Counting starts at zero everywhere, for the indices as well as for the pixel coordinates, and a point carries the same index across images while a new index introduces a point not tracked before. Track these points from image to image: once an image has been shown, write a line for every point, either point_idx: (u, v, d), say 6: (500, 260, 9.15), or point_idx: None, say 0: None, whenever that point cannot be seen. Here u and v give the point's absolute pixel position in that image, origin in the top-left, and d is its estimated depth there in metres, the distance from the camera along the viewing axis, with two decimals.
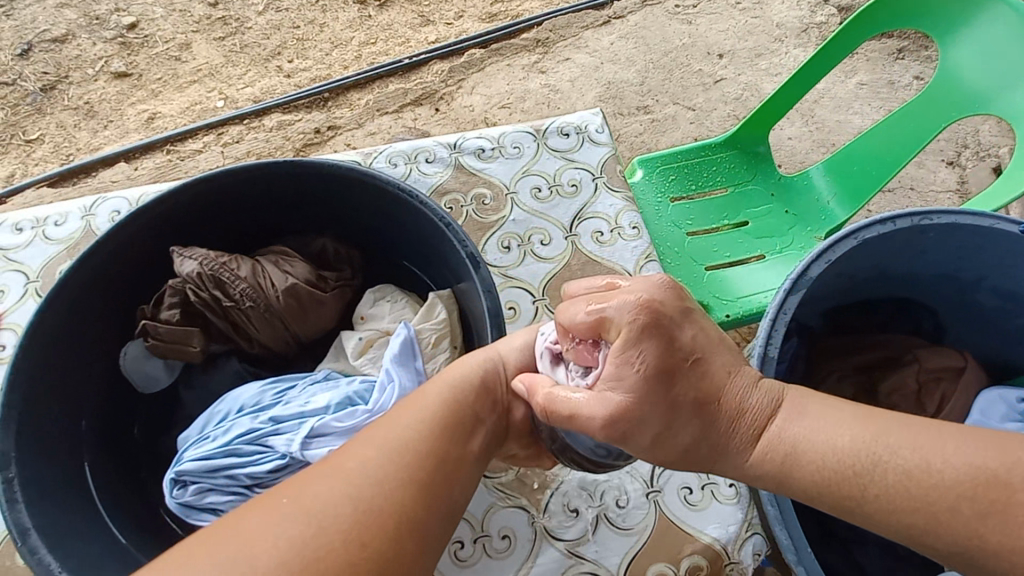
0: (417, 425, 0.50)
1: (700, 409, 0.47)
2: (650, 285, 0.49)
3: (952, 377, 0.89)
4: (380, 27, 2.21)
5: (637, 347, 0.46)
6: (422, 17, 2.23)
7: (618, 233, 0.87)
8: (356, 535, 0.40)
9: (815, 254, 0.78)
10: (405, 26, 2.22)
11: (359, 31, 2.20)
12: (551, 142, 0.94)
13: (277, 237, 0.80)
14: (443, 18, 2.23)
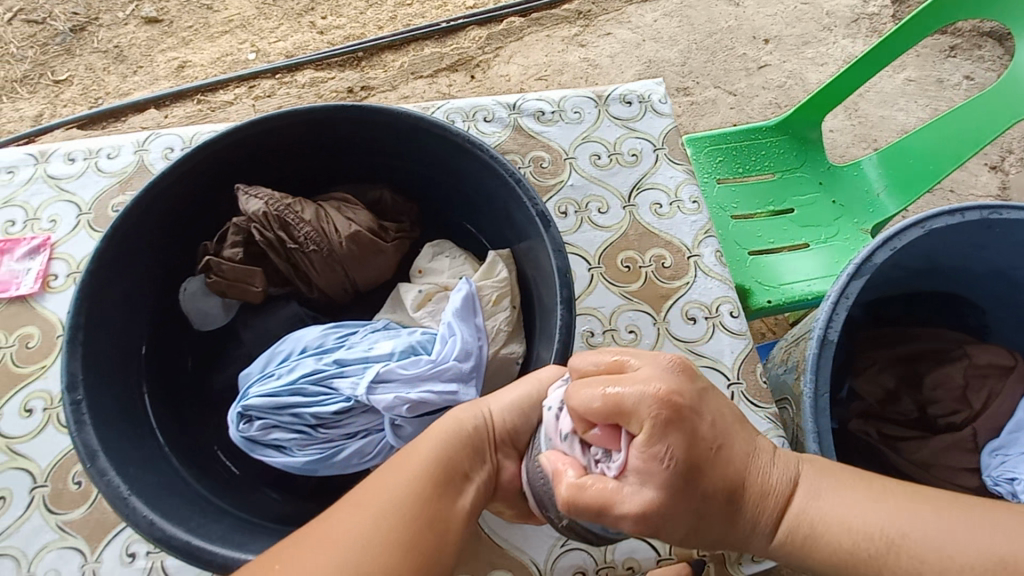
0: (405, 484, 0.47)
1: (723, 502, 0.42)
2: (660, 363, 0.43)
3: (1000, 375, 0.87)
4: None
5: (663, 442, 0.40)
6: None
7: (677, 206, 0.86)
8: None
9: (881, 240, 0.76)
10: None
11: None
12: (612, 109, 0.92)
13: (332, 183, 0.78)
14: None
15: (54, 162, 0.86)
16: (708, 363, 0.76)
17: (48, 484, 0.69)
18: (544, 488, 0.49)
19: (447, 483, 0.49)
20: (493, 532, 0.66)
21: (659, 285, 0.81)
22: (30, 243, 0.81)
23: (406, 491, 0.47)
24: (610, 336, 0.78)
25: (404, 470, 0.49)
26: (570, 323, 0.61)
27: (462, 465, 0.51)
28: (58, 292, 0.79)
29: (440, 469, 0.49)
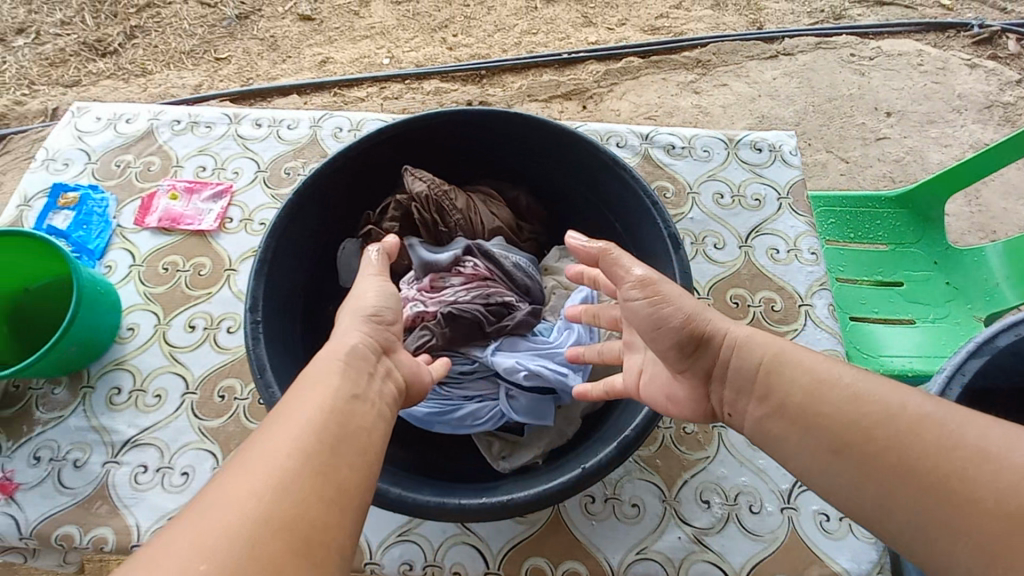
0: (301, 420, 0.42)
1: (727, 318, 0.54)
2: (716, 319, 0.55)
3: None
4: (544, 19, 2.32)
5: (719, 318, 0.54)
6: (586, 18, 2.32)
7: (795, 254, 0.88)
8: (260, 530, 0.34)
9: (1006, 324, 0.78)
10: (568, 23, 2.31)
11: (524, 21, 2.31)
12: (741, 153, 0.97)
13: (472, 179, 0.87)
14: (606, 23, 2.30)
15: (245, 124, 1.01)
16: None
17: (197, 392, 0.80)
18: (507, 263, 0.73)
19: (337, 419, 0.43)
20: (572, 522, 0.70)
21: (766, 326, 0.82)
22: (215, 188, 0.95)
23: (296, 438, 0.40)
24: None
25: (285, 424, 0.41)
26: None
27: (347, 394, 0.46)
28: (231, 234, 0.91)
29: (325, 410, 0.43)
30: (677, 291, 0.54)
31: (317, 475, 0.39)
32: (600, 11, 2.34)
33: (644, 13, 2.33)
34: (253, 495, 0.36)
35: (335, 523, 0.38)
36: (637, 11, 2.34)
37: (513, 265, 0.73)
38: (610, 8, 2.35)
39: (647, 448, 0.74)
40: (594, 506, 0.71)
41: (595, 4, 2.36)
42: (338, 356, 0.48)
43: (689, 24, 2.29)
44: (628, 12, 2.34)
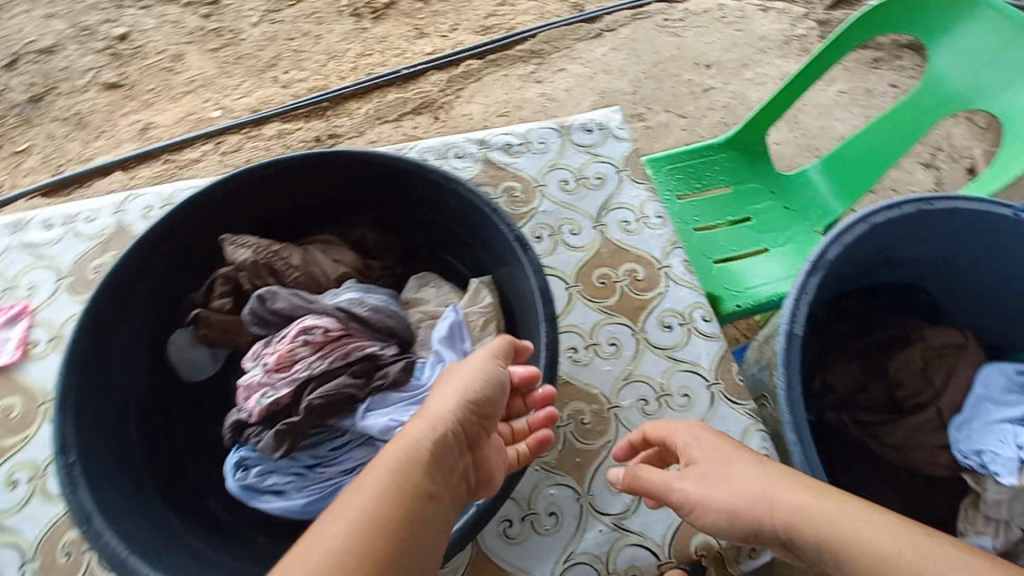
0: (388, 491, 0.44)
1: (749, 475, 0.51)
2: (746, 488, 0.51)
3: (954, 354, 0.97)
4: (375, 39, 2.26)
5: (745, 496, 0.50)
6: (418, 30, 2.29)
7: (644, 222, 0.92)
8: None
9: (831, 238, 0.85)
10: (401, 38, 2.27)
11: (356, 43, 2.24)
12: (575, 137, 0.99)
13: (355, 215, 0.80)
14: (438, 31, 2.29)
15: (32, 229, 0.87)
16: (685, 368, 0.80)
17: (34, 559, 0.67)
18: (367, 311, 0.65)
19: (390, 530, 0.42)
20: (496, 554, 0.67)
21: (634, 297, 0.85)
22: (8, 312, 0.81)
23: (349, 546, 0.40)
24: (593, 350, 0.81)
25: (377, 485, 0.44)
26: (554, 337, 0.64)
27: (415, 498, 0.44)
28: (40, 359, 0.78)
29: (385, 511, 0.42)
30: (706, 502, 0.53)
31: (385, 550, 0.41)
32: (430, 20, 2.32)
33: (472, 15, 2.35)
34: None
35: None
36: (466, 13, 2.35)
37: (371, 312, 0.65)
38: (438, 15, 2.34)
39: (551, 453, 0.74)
40: (513, 529, 0.69)
41: (422, 14, 2.34)
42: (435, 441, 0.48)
43: (517, 18, 2.35)
44: (457, 16, 2.34)
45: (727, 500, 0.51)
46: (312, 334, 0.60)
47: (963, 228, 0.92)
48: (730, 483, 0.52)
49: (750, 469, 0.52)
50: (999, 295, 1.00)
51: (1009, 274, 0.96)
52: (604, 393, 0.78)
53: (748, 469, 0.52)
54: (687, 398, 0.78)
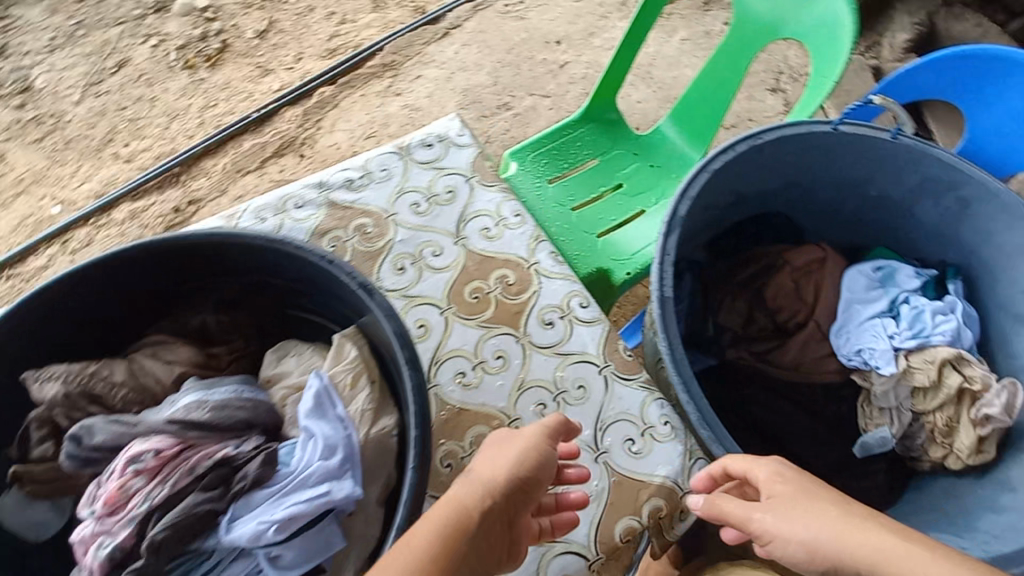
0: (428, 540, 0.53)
1: (832, 512, 0.59)
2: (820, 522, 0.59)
3: (818, 268, 1.03)
4: (217, 87, 2.08)
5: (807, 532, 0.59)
6: (260, 68, 2.15)
7: (503, 224, 0.90)
8: None
9: (678, 195, 0.89)
10: (244, 80, 2.13)
11: (196, 96, 2.07)
12: (416, 156, 0.95)
13: (189, 299, 0.73)
14: (282, 64, 2.17)
15: None
16: (576, 359, 0.80)
17: None
18: (205, 415, 0.59)
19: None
20: None
21: (509, 303, 0.84)
22: None
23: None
24: (482, 369, 0.79)
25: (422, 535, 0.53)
26: (421, 379, 0.61)
27: (451, 561, 0.52)
28: None
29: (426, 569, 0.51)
30: (778, 532, 0.61)
31: None
32: (271, 55, 2.18)
33: (314, 40, 2.24)
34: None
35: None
36: (307, 40, 2.23)
37: (210, 414, 0.59)
38: (278, 47, 2.20)
39: None
40: None
41: (260, 50, 2.17)
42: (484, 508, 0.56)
43: (362, 34, 2.26)
44: (298, 44, 2.22)
45: (817, 536, 0.58)
46: (142, 461, 0.56)
47: (795, 152, 1.01)
48: (818, 521, 0.59)
49: (832, 509, 0.60)
50: (841, 203, 1.10)
51: (841, 180, 1.06)
52: (502, 407, 0.76)
53: (831, 508, 0.60)
54: (584, 389, 0.78)
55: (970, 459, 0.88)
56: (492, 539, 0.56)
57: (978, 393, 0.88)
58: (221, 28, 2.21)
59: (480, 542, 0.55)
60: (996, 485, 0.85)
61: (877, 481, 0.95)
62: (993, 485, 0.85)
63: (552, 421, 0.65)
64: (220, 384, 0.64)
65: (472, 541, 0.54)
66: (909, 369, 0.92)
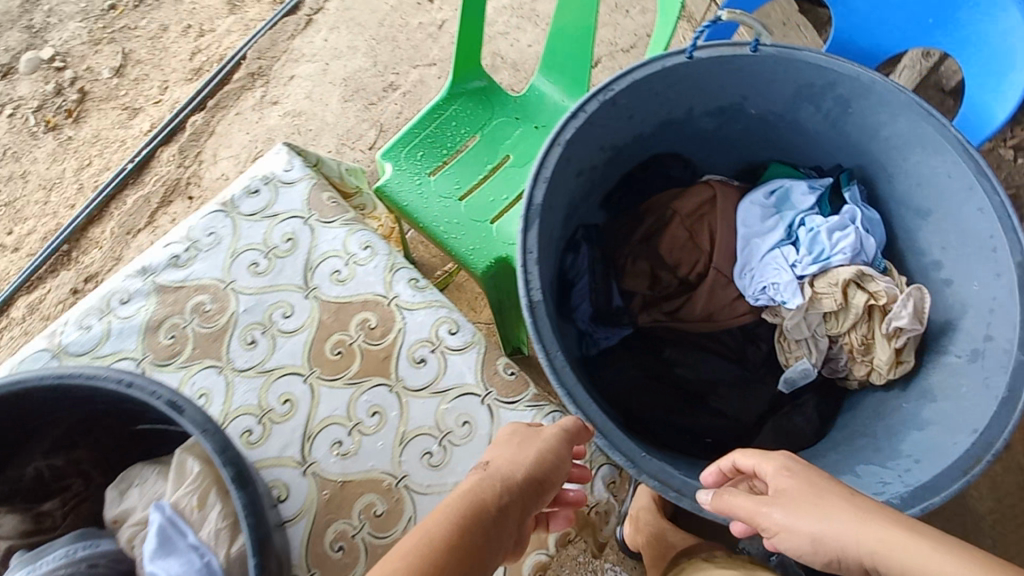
0: (448, 520, 0.54)
1: (843, 509, 0.57)
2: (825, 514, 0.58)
3: (710, 208, 0.96)
4: (86, 143, 1.92)
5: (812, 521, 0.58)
6: (127, 109, 1.96)
7: (353, 262, 0.81)
8: None
9: (532, 180, 0.79)
10: (114, 126, 1.94)
11: (68, 158, 1.90)
12: (243, 208, 0.85)
13: (19, 449, 0.65)
14: (147, 100, 1.98)
15: None
16: (456, 394, 0.74)
17: None
18: None
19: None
20: None
21: (374, 350, 0.77)
22: None
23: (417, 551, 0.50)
24: (359, 431, 0.73)
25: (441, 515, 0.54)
26: (254, 493, 0.55)
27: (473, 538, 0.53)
28: None
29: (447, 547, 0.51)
30: (780, 526, 0.60)
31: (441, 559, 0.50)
32: (133, 92, 1.98)
33: (175, 63, 2.03)
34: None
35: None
36: (168, 64, 2.02)
37: None
38: (137, 82, 2.00)
39: (358, 569, 0.67)
40: None
41: (121, 89, 1.99)
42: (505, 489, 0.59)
43: (224, 43, 2.05)
44: (160, 72, 2.01)
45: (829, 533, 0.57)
46: None
47: (660, 91, 0.90)
48: (832, 519, 0.57)
49: (841, 506, 0.58)
50: (725, 129, 1.01)
51: (721, 104, 0.96)
52: (388, 468, 0.71)
53: (839, 505, 0.58)
54: (469, 424, 0.72)
55: (891, 372, 0.84)
56: (508, 525, 0.57)
57: (886, 307, 0.84)
58: (73, 75, 1.99)
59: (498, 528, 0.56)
60: (918, 397, 0.81)
61: (808, 414, 0.91)
62: (916, 397, 0.82)
63: (570, 422, 0.69)
64: (53, 548, 0.59)
65: (491, 523, 0.55)
66: (816, 296, 0.87)
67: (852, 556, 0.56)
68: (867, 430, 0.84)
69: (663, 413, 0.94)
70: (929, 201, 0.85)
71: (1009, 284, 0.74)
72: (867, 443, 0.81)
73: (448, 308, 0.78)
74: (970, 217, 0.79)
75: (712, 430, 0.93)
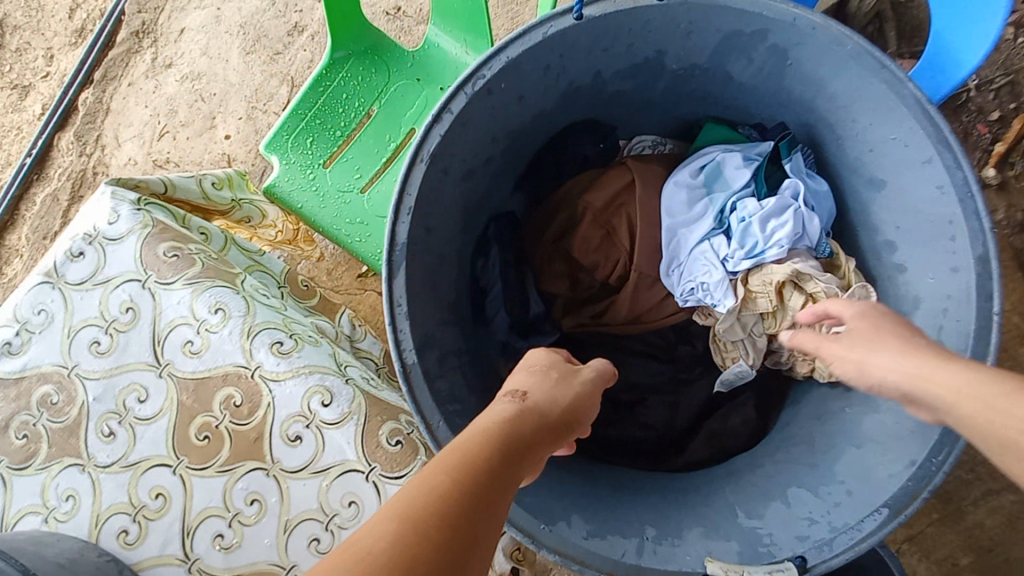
0: (486, 446, 0.49)
1: (891, 343, 0.59)
2: (874, 336, 0.61)
3: (627, 195, 0.84)
4: None
5: (866, 345, 0.61)
6: (15, 87, 1.60)
7: (206, 329, 0.70)
8: (434, 513, 0.41)
9: (393, 211, 0.65)
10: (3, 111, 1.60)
11: None
12: (71, 275, 0.73)
13: None
14: (32, 74, 1.60)
15: None
16: (338, 472, 0.66)
17: None
18: None
19: (493, 469, 0.47)
20: None
21: (242, 431, 0.68)
22: None
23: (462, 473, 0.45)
24: (239, 523, 0.66)
25: (478, 439, 0.50)
26: None
27: (512, 462, 0.50)
28: None
29: (487, 468, 0.47)
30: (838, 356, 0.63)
31: (485, 483, 0.46)
32: (14, 68, 1.61)
33: (55, 23, 1.61)
34: (387, 533, 0.38)
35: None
36: (47, 26, 1.61)
37: None
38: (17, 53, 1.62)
39: None
40: None
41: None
42: (537, 422, 0.56)
43: None
44: (41, 38, 1.62)
45: (874, 363, 0.60)
46: None
47: (551, 63, 0.72)
48: (880, 353, 0.59)
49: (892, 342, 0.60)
50: (644, 90, 0.83)
51: (632, 66, 0.77)
52: (274, 559, 0.65)
53: (893, 340, 0.60)
54: (356, 504, 0.66)
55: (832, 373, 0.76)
56: (539, 450, 0.54)
57: None
58: None
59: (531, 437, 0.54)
60: (862, 402, 0.72)
61: (747, 415, 0.82)
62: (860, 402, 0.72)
63: (603, 365, 0.69)
64: None
65: (527, 435, 0.53)
66: (750, 295, 0.77)
67: (890, 385, 0.58)
68: (807, 435, 0.76)
69: (593, 426, 0.85)
70: (882, 170, 0.70)
71: (965, 284, 0.62)
72: (804, 454, 0.74)
73: (319, 374, 0.69)
74: (926, 195, 0.65)
75: (646, 443, 0.85)
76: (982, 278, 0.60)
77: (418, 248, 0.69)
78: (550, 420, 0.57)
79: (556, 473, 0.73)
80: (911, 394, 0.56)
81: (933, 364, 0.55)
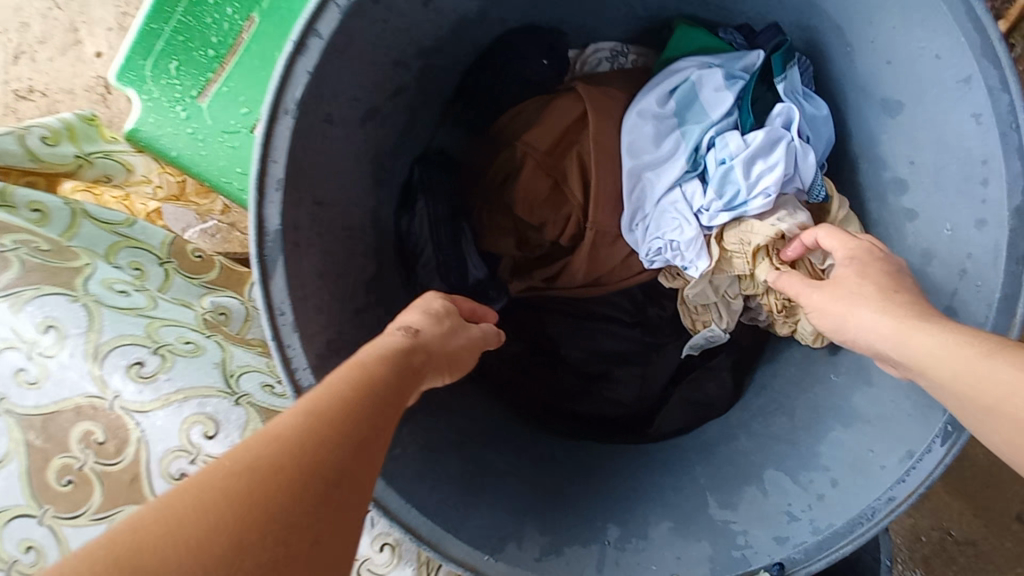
0: (384, 366, 0.43)
1: (865, 296, 0.48)
2: (853, 289, 0.49)
3: (576, 131, 0.68)
4: None
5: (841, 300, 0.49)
6: None
7: (39, 354, 0.55)
8: (314, 448, 0.35)
9: (256, 186, 0.47)
10: None
11: None
12: None
13: None
14: None
15: None
16: None
17: None
18: None
19: (401, 365, 0.44)
20: None
21: (111, 472, 0.54)
22: None
23: (355, 396, 0.40)
24: None
25: (376, 360, 0.43)
26: None
27: (410, 382, 0.44)
28: None
29: (383, 389, 0.41)
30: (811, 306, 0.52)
31: (378, 407, 0.40)
32: None
33: None
34: (287, 423, 0.36)
35: (360, 483, 0.36)
36: None
37: None
38: None
39: None
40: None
41: None
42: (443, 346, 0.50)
43: None
44: None
45: (849, 318, 0.48)
46: None
47: None
48: (853, 308, 0.48)
49: (863, 297, 0.48)
50: None
51: None
52: None
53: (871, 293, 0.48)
54: None
55: (817, 342, 0.66)
56: (442, 367, 0.49)
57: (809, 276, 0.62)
58: None
59: (443, 334, 0.50)
60: (851, 371, 0.61)
61: (722, 380, 0.73)
62: (847, 371, 0.62)
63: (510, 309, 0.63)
64: None
65: (433, 346, 0.49)
66: (726, 255, 0.64)
67: (862, 343, 0.48)
68: (787, 404, 0.67)
69: (549, 402, 0.76)
70: (898, 90, 0.54)
71: (993, 241, 0.49)
72: (782, 430, 0.65)
73: (199, 398, 0.55)
74: (954, 122, 0.50)
75: (610, 419, 0.75)
76: (1017, 235, 0.48)
77: (310, 229, 0.52)
78: (458, 341, 0.52)
79: (499, 476, 0.62)
80: (881, 353, 0.46)
81: (909, 322, 0.44)
